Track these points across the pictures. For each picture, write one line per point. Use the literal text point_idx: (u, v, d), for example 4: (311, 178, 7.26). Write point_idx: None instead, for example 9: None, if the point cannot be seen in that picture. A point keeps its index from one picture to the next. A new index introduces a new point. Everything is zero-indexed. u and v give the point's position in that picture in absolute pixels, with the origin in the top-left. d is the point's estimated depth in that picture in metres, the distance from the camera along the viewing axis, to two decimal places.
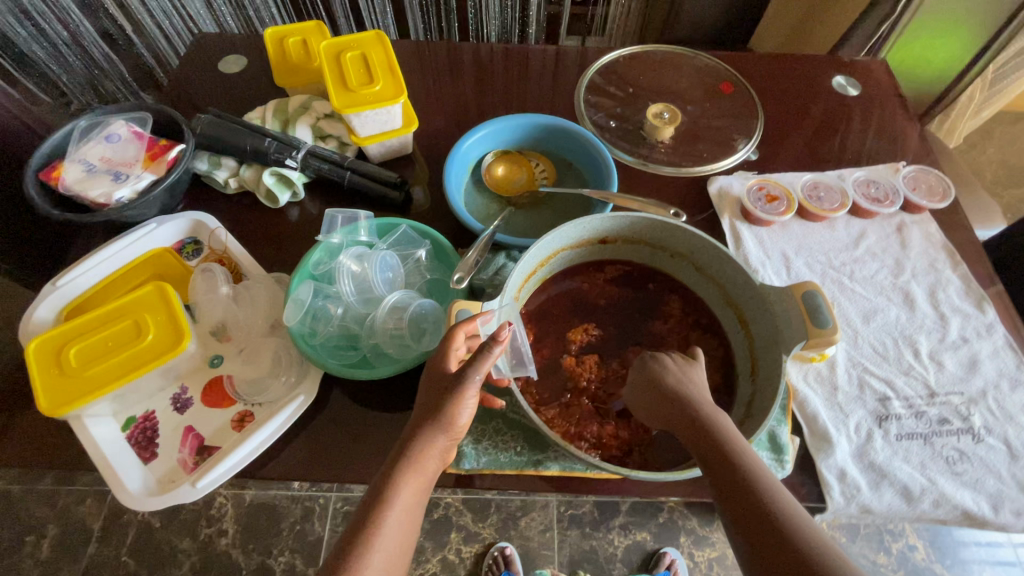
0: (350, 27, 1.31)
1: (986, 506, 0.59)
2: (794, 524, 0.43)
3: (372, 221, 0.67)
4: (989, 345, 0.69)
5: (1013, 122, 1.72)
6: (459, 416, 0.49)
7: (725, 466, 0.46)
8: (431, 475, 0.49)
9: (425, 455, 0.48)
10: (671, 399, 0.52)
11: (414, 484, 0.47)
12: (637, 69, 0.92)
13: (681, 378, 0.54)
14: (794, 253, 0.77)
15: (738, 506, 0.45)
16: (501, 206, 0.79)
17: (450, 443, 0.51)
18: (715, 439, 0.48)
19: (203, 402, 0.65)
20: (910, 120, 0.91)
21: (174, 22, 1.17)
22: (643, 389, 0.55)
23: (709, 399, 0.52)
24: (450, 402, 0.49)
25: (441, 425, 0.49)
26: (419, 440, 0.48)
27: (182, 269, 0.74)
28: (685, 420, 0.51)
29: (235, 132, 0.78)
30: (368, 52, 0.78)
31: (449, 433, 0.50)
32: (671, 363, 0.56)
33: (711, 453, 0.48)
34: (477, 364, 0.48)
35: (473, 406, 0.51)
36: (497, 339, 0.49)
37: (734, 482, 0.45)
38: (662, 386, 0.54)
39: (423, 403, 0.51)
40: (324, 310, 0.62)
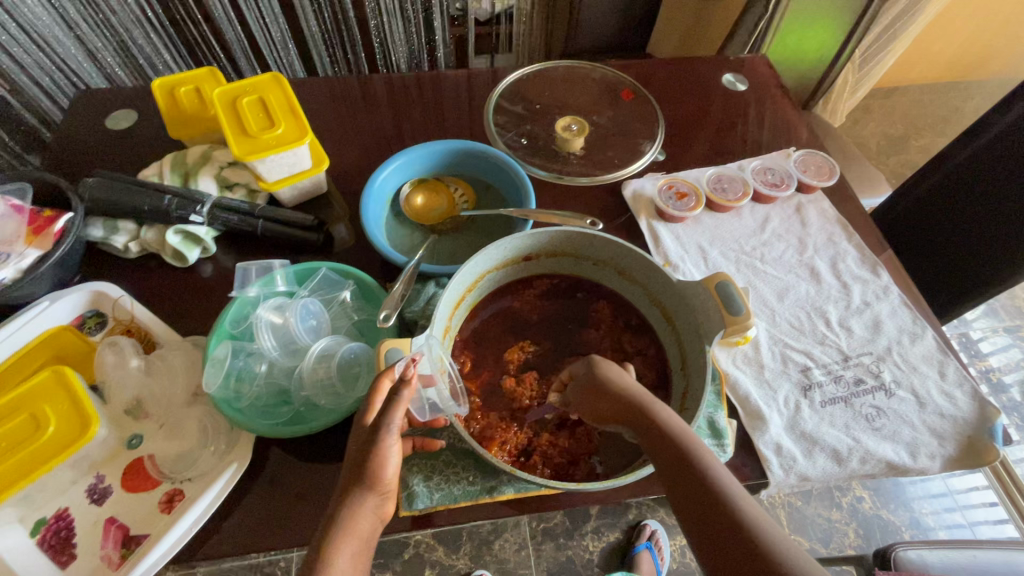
0: (251, 67, 1.27)
1: (905, 455, 0.64)
2: (749, 511, 0.45)
3: (289, 269, 0.64)
4: (887, 305, 0.76)
5: (885, 98, 1.92)
6: (386, 470, 0.48)
7: (678, 464, 0.48)
8: (368, 539, 0.47)
9: (357, 518, 0.46)
10: (619, 403, 0.52)
11: (350, 547, 0.45)
12: (541, 86, 0.95)
13: (625, 380, 0.54)
14: (709, 244, 0.81)
15: (695, 502, 0.46)
16: (424, 235, 0.79)
17: (384, 499, 0.49)
18: (669, 442, 0.49)
19: (124, 488, 0.60)
20: (794, 108, 0.98)
21: (54, 78, 1.09)
22: (587, 394, 0.55)
23: (652, 395, 0.53)
24: (374, 447, 0.47)
25: (367, 483, 0.47)
26: (349, 503, 0.47)
27: (85, 347, 0.68)
28: (636, 421, 0.52)
29: (129, 193, 0.73)
30: (266, 95, 0.76)
31: (378, 492, 0.48)
32: (613, 364, 0.55)
33: (665, 454, 0.49)
34: (393, 410, 0.48)
35: (399, 457, 0.50)
36: (405, 382, 0.49)
37: (688, 479, 0.47)
38: (608, 388, 0.53)
39: (349, 464, 0.49)
40: (248, 370, 0.58)
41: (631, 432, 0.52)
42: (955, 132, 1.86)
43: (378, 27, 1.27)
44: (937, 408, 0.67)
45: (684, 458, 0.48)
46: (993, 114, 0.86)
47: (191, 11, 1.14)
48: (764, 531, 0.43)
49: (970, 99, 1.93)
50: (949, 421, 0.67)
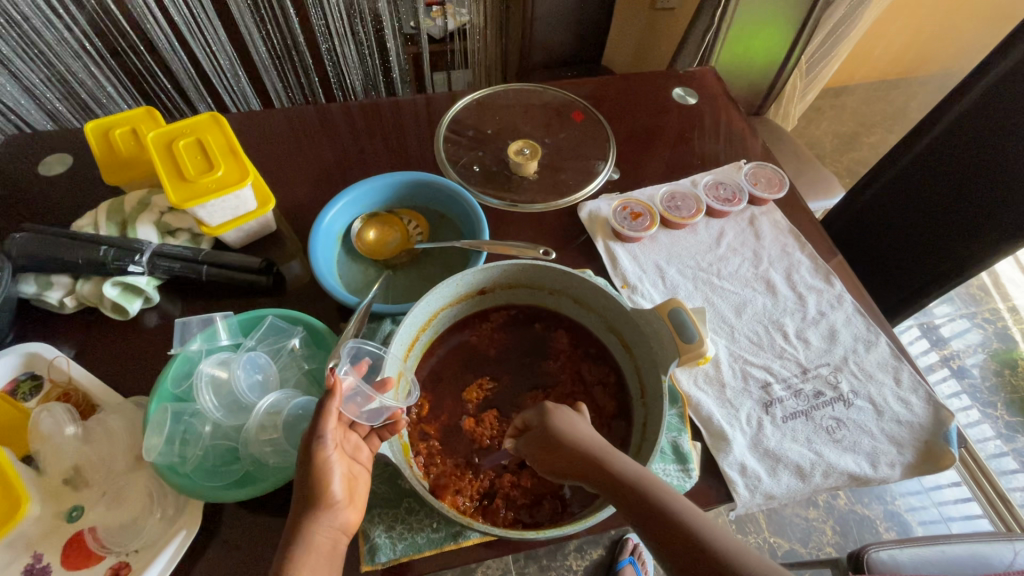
0: (201, 97, 1.24)
1: (866, 465, 0.65)
2: (726, 546, 0.44)
3: (233, 319, 0.61)
4: (842, 314, 0.77)
5: (835, 97, 1.98)
6: (332, 485, 0.50)
7: (643, 512, 0.46)
8: (331, 555, 0.48)
9: (313, 538, 0.48)
10: (572, 458, 0.51)
11: (313, 564, 0.46)
12: (492, 111, 0.94)
13: (577, 430, 0.53)
14: (666, 263, 0.81)
15: (671, 547, 0.45)
16: (379, 271, 0.77)
17: (340, 513, 0.50)
18: (630, 490, 0.47)
19: (63, 567, 0.55)
20: (745, 119, 1.00)
21: None
22: (541, 448, 0.54)
23: (604, 442, 0.52)
24: (314, 462, 0.50)
25: (316, 501, 0.49)
26: (304, 523, 0.48)
27: (18, 414, 0.64)
28: (593, 474, 0.50)
29: (62, 247, 0.69)
30: (204, 137, 0.73)
31: (330, 507, 0.49)
32: (565, 412, 0.55)
33: (627, 505, 0.47)
34: (323, 419, 0.50)
35: (345, 472, 0.51)
36: (329, 391, 0.51)
37: (658, 526, 0.45)
38: (560, 441, 0.52)
39: (298, 488, 0.50)
40: (192, 431, 0.55)
41: (589, 484, 0.51)
42: (903, 128, 1.92)
43: (329, 50, 1.24)
44: (894, 416, 0.68)
45: (647, 504, 0.46)
46: (932, 118, 0.89)
47: (132, 41, 1.09)
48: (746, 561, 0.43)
49: (915, 95, 2.00)
50: (906, 428, 0.68)
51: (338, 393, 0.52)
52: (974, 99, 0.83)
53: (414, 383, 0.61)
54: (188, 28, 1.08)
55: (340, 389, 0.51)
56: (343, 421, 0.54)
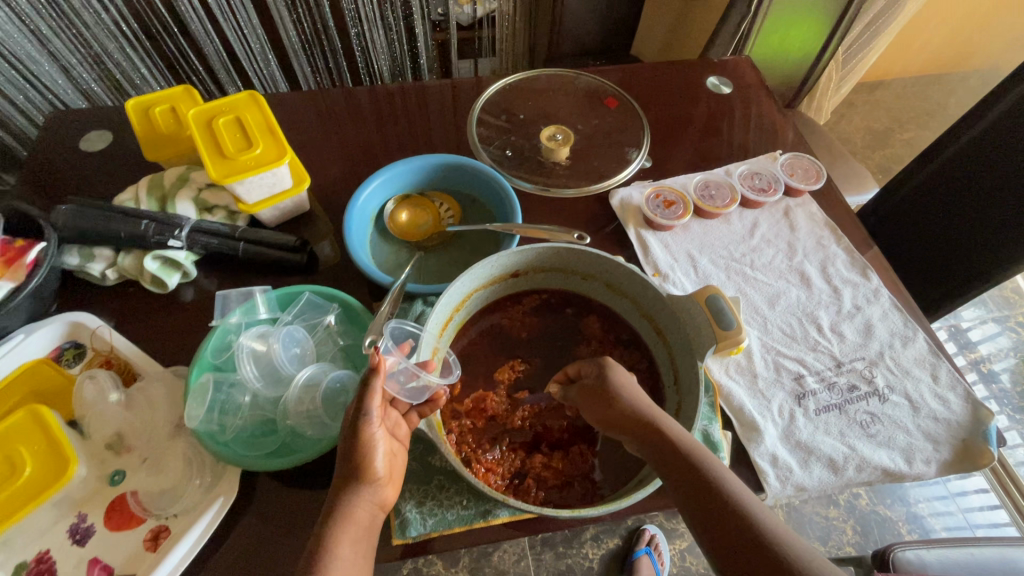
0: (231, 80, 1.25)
1: (901, 461, 0.64)
2: (774, 530, 0.44)
3: (271, 294, 0.62)
4: (878, 309, 0.75)
5: (869, 91, 1.93)
6: (375, 461, 0.51)
7: (686, 478, 0.48)
8: (370, 528, 0.50)
9: (354, 511, 0.49)
10: (624, 413, 0.53)
11: (350, 536, 0.47)
12: (525, 96, 0.93)
13: (633, 390, 0.54)
14: (698, 252, 0.80)
15: (710, 517, 0.46)
16: (411, 252, 0.77)
17: (379, 490, 0.51)
18: (681, 460, 0.48)
19: (107, 527, 0.58)
20: (781, 110, 0.98)
21: (28, 95, 1.10)
22: (593, 400, 0.55)
23: (658, 409, 0.53)
24: (359, 438, 0.50)
25: (359, 475, 0.50)
26: (346, 497, 0.49)
27: (64, 380, 0.66)
28: (645, 436, 0.51)
29: (105, 220, 0.71)
30: (243, 115, 0.74)
31: (371, 483, 0.50)
32: (623, 371, 0.56)
33: (670, 467, 0.49)
34: (370, 395, 0.51)
35: (387, 450, 0.53)
36: (374, 370, 0.52)
37: (698, 492, 0.47)
38: (615, 397, 0.54)
39: (342, 462, 0.51)
40: (232, 402, 0.57)
41: (637, 445, 0.52)
42: (940, 124, 1.87)
43: (358, 35, 1.25)
44: (931, 412, 0.67)
45: (692, 471, 0.48)
46: (978, 111, 0.86)
47: (166, 22, 1.11)
48: (789, 546, 0.44)
49: (953, 91, 1.94)
50: (943, 425, 0.66)
51: (382, 371, 0.52)
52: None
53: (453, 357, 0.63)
54: (221, 11, 1.10)
55: (385, 367, 0.52)
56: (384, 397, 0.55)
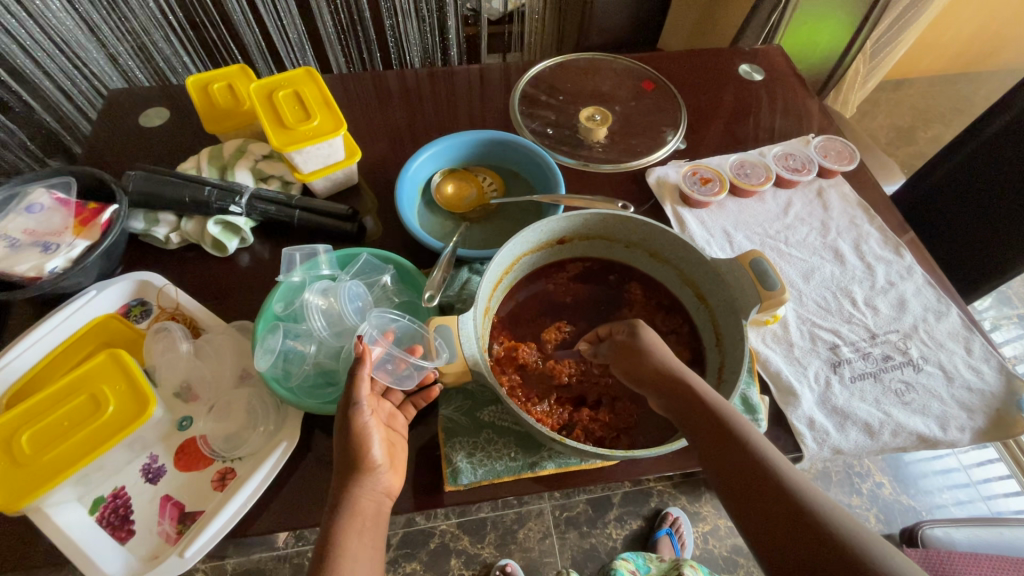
0: (268, 68, 1.30)
1: (935, 427, 0.66)
2: (794, 481, 0.47)
3: (333, 253, 0.66)
4: (912, 285, 0.77)
5: (893, 89, 1.94)
6: (372, 452, 0.54)
7: (712, 430, 0.50)
8: (376, 516, 0.53)
9: (359, 500, 0.52)
10: (654, 369, 0.55)
11: (359, 523, 0.50)
12: (565, 76, 0.96)
13: (664, 350, 0.57)
14: (733, 229, 0.83)
15: (730, 466, 0.49)
16: (456, 223, 0.80)
17: (382, 477, 0.54)
18: (707, 414, 0.51)
19: (178, 468, 0.61)
20: (812, 97, 1.00)
21: (76, 82, 1.15)
22: (625, 359, 0.58)
23: (687, 368, 0.56)
24: (354, 428, 0.54)
25: (358, 467, 0.53)
26: (350, 487, 0.52)
27: (133, 334, 0.70)
28: (673, 391, 0.54)
29: (171, 186, 0.75)
30: (300, 89, 0.78)
31: (371, 472, 0.53)
32: (654, 334, 0.59)
33: (696, 419, 0.51)
34: (356, 387, 0.54)
35: (382, 440, 0.56)
36: (358, 362, 0.55)
37: (722, 442, 0.49)
38: (646, 355, 0.56)
39: (340, 454, 0.54)
40: (296, 351, 0.60)
41: (665, 401, 0.55)
42: (965, 122, 1.87)
43: (392, 27, 1.29)
44: (965, 382, 0.69)
45: (716, 424, 0.50)
46: (1009, 97, 0.88)
47: (210, 14, 1.15)
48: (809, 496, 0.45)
49: (979, 89, 1.94)
50: (977, 395, 0.68)
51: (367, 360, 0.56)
52: None
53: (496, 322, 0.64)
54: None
55: (369, 357, 0.55)
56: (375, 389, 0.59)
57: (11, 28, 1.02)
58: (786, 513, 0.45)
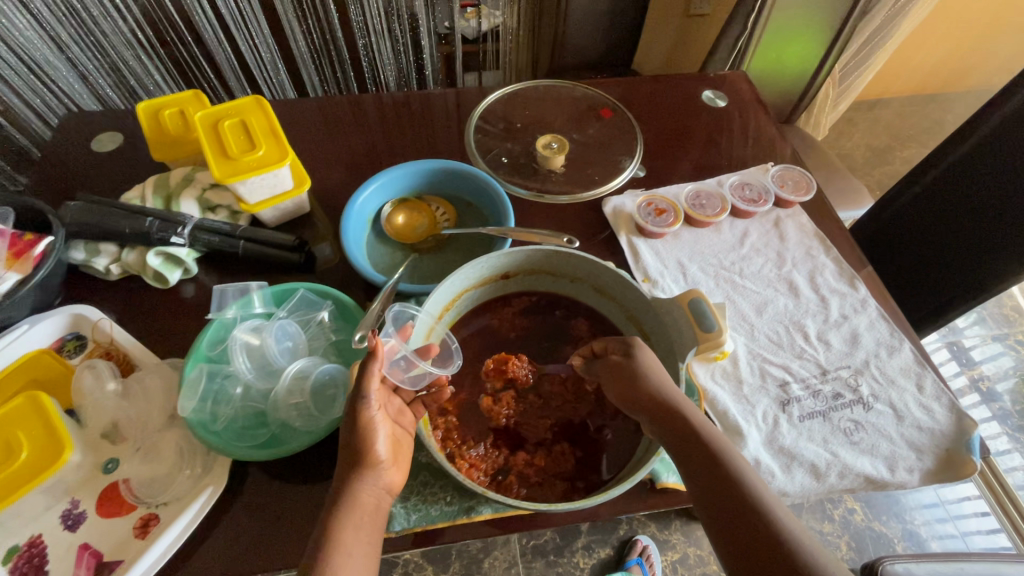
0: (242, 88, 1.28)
1: (883, 469, 0.64)
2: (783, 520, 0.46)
3: (267, 290, 0.64)
4: (865, 318, 0.76)
5: (869, 108, 1.95)
6: (378, 447, 0.53)
7: (703, 461, 0.50)
8: (375, 513, 0.51)
9: (360, 497, 0.50)
10: (647, 397, 0.54)
11: (357, 521, 0.49)
12: (522, 105, 0.96)
13: (659, 372, 0.55)
14: (688, 260, 0.82)
15: (718, 500, 0.48)
16: (406, 254, 0.79)
17: (384, 474, 0.53)
18: (700, 445, 0.51)
19: (98, 514, 0.59)
20: (773, 123, 1.00)
21: (47, 100, 1.13)
22: (618, 378, 0.56)
23: (680, 394, 0.54)
24: (360, 421, 0.52)
25: (361, 461, 0.51)
26: (352, 484, 0.51)
27: (63, 370, 0.68)
28: (667, 418, 0.53)
29: (112, 216, 0.73)
30: (247, 118, 0.76)
31: (374, 467, 0.52)
32: (651, 353, 0.57)
33: (690, 452, 0.51)
34: (367, 379, 0.53)
35: (388, 435, 0.55)
36: (372, 355, 0.54)
37: (715, 482, 0.49)
38: (642, 377, 0.55)
39: (345, 450, 0.53)
40: (224, 392, 0.58)
41: (657, 427, 0.54)
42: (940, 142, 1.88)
43: (367, 46, 1.27)
44: (915, 421, 0.68)
45: (709, 455, 0.50)
46: (968, 126, 0.87)
47: (181, 32, 1.14)
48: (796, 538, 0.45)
49: (953, 109, 1.96)
50: (926, 434, 0.67)
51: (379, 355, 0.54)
52: (1012, 109, 0.81)
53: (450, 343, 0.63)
54: (234, 21, 1.13)
55: (382, 351, 0.54)
56: (386, 384, 0.57)
57: None
58: (775, 554, 0.44)
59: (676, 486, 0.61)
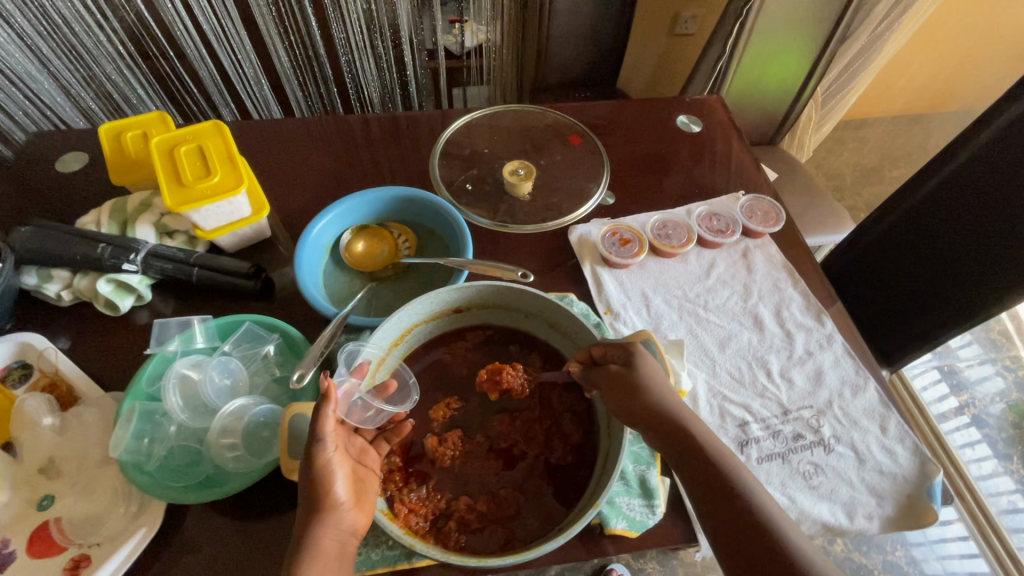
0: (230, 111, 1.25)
1: (842, 515, 0.62)
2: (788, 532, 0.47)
3: (210, 324, 0.63)
4: (830, 355, 0.74)
5: (857, 128, 1.95)
6: (337, 489, 0.49)
7: (706, 473, 0.50)
8: (340, 556, 0.48)
9: (325, 540, 0.47)
10: (652, 407, 0.54)
11: (319, 569, 0.46)
12: (489, 131, 0.95)
13: (659, 385, 0.55)
14: (652, 291, 0.80)
15: (722, 512, 0.48)
16: (364, 283, 0.78)
17: (347, 515, 0.49)
18: (702, 459, 0.51)
19: (29, 554, 0.57)
20: (746, 149, 0.98)
21: (30, 112, 1.08)
22: (618, 388, 0.55)
23: (683, 408, 0.55)
24: (315, 465, 0.49)
25: (320, 505, 0.48)
26: (313, 527, 0.48)
27: (6, 401, 0.66)
28: (670, 432, 0.53)
29: (63, 242, 0.72)
30: (205, 143, 0.75)
31: (334, 509, 0.49)
32: (653, 366, 0.57)
33: (694, 464, 0.51)
34: (321, 421, 0.50)
35: (348, 476, 0.51)
36: (324, 398, 0.50)
37: (721, 492, 0.49)
38: (644, 390, 0.55)
39: (304, 492, 0.49)
40: (160, 431, 0.57)
41: (659, 440, 0.54)
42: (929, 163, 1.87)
43: (349, 62, 1.23)
44: (876, 465, 0.66)
45: (711, 467, 0.50)
46: (942, 157, 0.86)
47: (163, 46, 1.10)
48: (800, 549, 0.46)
49: (943, 130, 1.95)
50: (888, 479, 0.65)
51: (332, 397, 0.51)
52: (985, 142, 0.80)
53: (406, 373, 0.65)
54: (217, 37, 1.09)
55: (334, 392, 0.51)
56: (347, 425, 0.57)
57: None
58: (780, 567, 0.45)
59: (625, 532, 0.59)
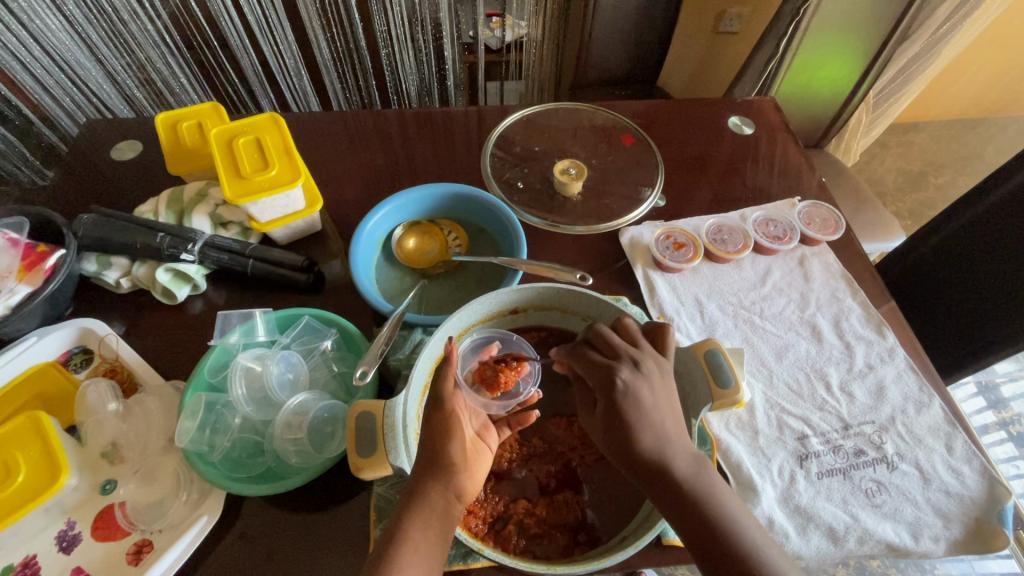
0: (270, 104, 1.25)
1: (907, 536, 0.61)
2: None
3: (271, 316, 0.64)
4: (892, 369, 0.72)
5: (902, 134, 1.89)
6: (450, 450, 0.50)
7: (686, 521, 0.47)
8: (446, 518, 0.48)
9: (429, 498, 0.48)
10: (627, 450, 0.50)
11: (422, 524, 0.47)
12: (539, 129, 0.94)
13: (639, 421, 0.50)
14: (706, 297, 0.79)
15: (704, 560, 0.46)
16: (415, 279, 0.78)
17: (458, 475, 0.49)
18: (679, 505, 0.47)
19: (92, 537, 0.58)
20: (801, 153, 0.95)
21: (77, 99, 1.09)
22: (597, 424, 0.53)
23: (663, 447, 0.49)
24: (434, 420, 0.51)
25: (433, 460, 0.49)
26: (421, 484, 0.48)
27: (68, 385, 0.68)
28: (646, 477, 0.49)
29: (123, 231, 0.73)
30: (262, 136, 0.76)
31: (447, 467, 0.49)
32: (633, 396, 0.50)
33: (671, 511, 0.48)
34: (444, 378, 0.53)
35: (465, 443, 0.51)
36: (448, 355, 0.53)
37: (699, 542, 0.46)
38: (619, 429, 0.50)
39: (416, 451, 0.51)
40: (223, 422, 0.57)
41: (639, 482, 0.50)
42: (977, 171, 1.80)
43: (389, 55, 1.21)
44: (943, 486, 0.64)
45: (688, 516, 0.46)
46: (1010, 168, 0.83)
47: (208, 36, 1.10)
48: None
49: (991, 138, 1.88)
50: (954, 500, 0.63)
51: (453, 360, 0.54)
52: None
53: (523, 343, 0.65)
54: (259, 27, 1.08)
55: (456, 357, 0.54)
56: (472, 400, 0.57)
57: (13, 47, 0.98)
58: None
59: (683, 544, 0.58)
